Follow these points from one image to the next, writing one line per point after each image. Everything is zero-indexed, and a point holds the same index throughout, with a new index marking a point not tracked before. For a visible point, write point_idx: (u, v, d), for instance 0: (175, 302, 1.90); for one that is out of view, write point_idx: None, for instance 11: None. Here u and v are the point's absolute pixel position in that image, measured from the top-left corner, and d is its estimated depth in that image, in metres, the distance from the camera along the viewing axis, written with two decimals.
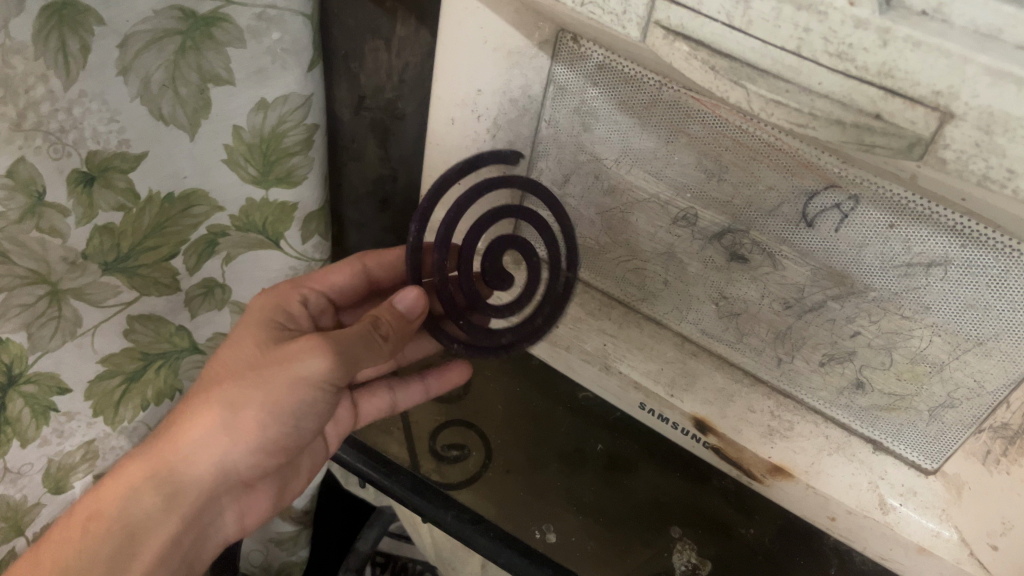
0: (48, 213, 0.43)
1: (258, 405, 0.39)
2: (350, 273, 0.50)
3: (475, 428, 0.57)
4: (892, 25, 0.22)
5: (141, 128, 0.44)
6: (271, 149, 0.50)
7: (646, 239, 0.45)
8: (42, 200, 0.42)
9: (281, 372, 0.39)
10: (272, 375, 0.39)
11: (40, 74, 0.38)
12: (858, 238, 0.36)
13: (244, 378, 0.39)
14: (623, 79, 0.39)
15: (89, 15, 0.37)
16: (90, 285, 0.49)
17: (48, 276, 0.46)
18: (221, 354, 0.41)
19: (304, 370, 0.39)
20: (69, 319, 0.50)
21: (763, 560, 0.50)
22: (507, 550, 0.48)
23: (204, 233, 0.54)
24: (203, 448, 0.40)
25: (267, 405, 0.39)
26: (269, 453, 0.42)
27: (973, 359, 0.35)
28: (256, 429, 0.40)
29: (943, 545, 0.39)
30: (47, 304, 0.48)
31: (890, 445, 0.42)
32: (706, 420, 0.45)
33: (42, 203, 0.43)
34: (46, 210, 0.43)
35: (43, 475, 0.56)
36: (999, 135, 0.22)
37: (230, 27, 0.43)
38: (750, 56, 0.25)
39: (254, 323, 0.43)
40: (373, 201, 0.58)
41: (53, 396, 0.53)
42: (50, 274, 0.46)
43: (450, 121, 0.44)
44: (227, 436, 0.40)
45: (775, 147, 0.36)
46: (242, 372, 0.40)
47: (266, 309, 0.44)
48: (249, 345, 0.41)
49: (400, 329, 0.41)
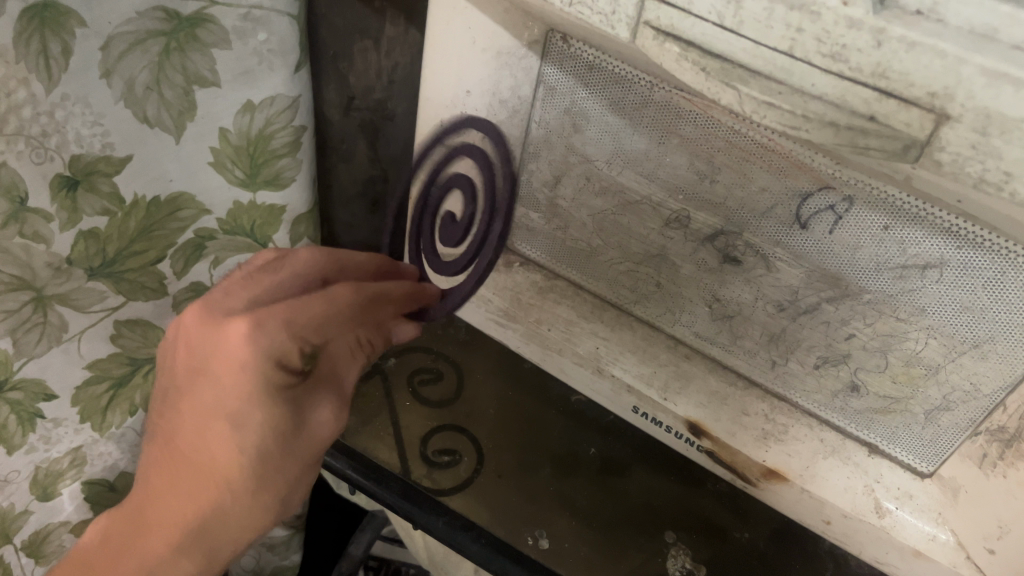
0: (31, 219, 0.42)
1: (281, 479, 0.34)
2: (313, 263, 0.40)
3: (466, 432, 0.56)
4: (887, 26, 0.21)
5: (125, 131, 0.43)
6: (258, 151, 0.49)
7: (638, 241, 0.45)
8: (24, 206, 0.42)
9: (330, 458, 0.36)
10: (303, 445, 0.34)
11: (21, 78, 0.37)
12: (853, 240, 0.35)
13: (290, 475, 0.33)
14: (614, 80, 0.38)
15: (70, 17, 0.36)
16: (75, 291, 0.48)
17: (32, 281, 0.45)
18: (238, 452, 0.32)
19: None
20: (55, 325, 0.49)
21: (758, 564, 0.49)
22: (499, 557, 0.48)
23: (191, 236, 0.53)
24: (248, 544, 0.35)
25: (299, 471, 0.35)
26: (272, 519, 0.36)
27: (969, 362, 0.35)
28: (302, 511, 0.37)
29: (939, 549, 0.39)
30: (32, 311, 0.47)
31: (887, 448, 0.41)
32: (699, 423, 0.46)
33: (25, 208, 0.42)
34: (29, 216, 0.42)
35: (30, 482, 0.55)
36: (995, 137, 0.22)
37: (215, 28, 0.42)
38: (742, 57, 0.25)
39: (243, 384, 0.31)
40: (363, 203, 0.58)
41: (40, 403, 0.52)
42: (35, 280, 0.46)
43: (439, 121, 0.44)
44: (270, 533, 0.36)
45: (767, 148, 0.35)
46: (277, 470, 0.33)
47: (253, 371, 0.31)
48: (274, 441, 0.32)
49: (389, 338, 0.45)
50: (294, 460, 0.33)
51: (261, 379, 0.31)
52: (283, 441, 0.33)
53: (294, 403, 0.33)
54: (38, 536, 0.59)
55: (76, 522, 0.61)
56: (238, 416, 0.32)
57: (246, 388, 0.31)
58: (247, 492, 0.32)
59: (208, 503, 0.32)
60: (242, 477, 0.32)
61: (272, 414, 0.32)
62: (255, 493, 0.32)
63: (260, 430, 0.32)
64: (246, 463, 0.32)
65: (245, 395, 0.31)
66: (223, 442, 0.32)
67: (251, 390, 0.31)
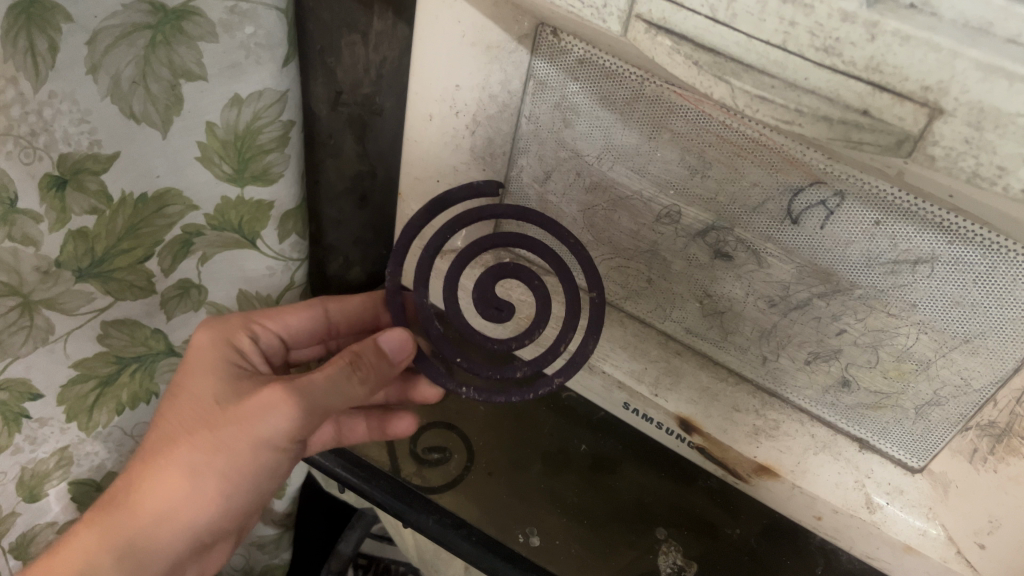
0: (20, 220, 0.42)
1: (210, 443, 0.37)
2: (310, 313, 0.49)
3: (456, 429, 0.55)
4: (880, 19, 0.21)
5: (112, 127, 0.42)
6: (246, 146, 0.48)
7: (629, 237, 0.44)
8: (14, 207, 0.41)
9: (241, 434, 0.37)
10: (231, 422, 0.37)
11: (9, 77, 0.36)
12: (844, 235, 0.35)
13: (198, 430, 0.37)
14: (604, 73, 0.38)
15: (56, 13, 0.36)
16: (63, 294, 0.47)
17: (19, 287, 0.45)
18: (183, 401, 0.38)
19: (263, 421, 0.36)
20: (41, 328, 0.48)
21: (750, 560, 0.49)
22: (490, 554, 0.49)
23: (179, 233, 0.52)
24: (184, 504, 0.38)
25: (228, 445, 0.37)
26: (215, 494, 0.38)
27: (960, 358, 0.35)
28: (221, 495, 0.38)
29: (930, 544, 0.39)
30: (18, 315, 0.46)
31: (877, 444, 0.42)
32: (691, 420, 0.45)
33: (15, 210, 0.41)
34: (19, 217, 0.41)
35: (16, 483, 0.54)
36: (989, 131, 0.22)
37: (202, 20, 0.41)
38: (735, 51, 0.24)
39: (207, 355, 0.41)
40: (351, 198, 0.57)
41: (25, 402, 0.51)
42: (22, 285, 0.45)
43: (428, 117, 0.43)
44: (183, 505, 0.38)
45: (759, 143, 0.35)
46: (214, 420, 0.37)
47: (221, 343, 0.42)
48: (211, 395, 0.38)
49: (378, 369, 0.40)
50: (206, 419, 0.37)
51: (213, 352, 0.41)
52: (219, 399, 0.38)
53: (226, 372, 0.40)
54: (25, 537, 0.58)
55: (64, 523, 0.60)
56: (189, 377, 0.40)
57: (202, 357, 0.41)
58: (173, 438, 0.38)
59: (148, 451, 0.38)
60: (173, 441, 0.37)
61: (214, 375, 0.39)
62: (183, 440, 0.37)
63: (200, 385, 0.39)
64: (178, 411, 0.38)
65: (196, 362, 0.41)
66: (176, 397, 0.39)
67: (205, 357, 0.41)
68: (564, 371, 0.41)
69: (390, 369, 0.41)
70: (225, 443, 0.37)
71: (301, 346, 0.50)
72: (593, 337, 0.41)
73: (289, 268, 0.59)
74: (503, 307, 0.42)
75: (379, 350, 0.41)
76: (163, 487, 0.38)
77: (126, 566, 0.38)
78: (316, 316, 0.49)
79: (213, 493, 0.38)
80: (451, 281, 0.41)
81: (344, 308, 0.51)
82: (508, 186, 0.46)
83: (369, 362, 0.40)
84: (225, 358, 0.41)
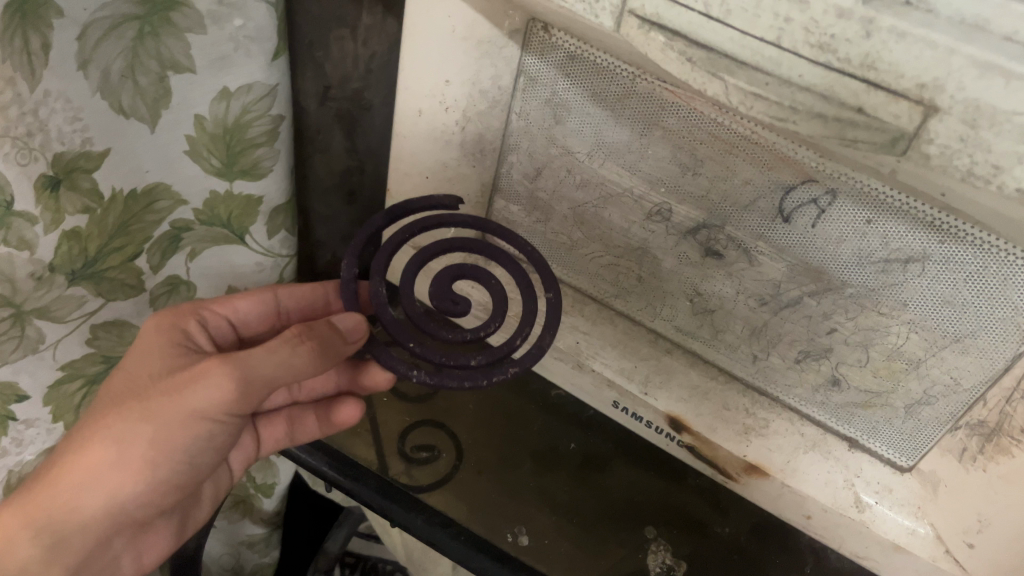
0: (16, 222, 0.41)
1: (141, 415, 0.35)
2: (258, 300, 0.47)
3: (444, 428, 0.55)
4: (877, 15, 0.21)
5: (103, 124, 0.41)
6: (234, 140, 0.47)
7: (619, 234, 0.44)
8: (10, 210, 0.40)
9: (172, 405, 0.35)
10: (167, 395, 0.35)
11: (8, 78, 0.35)
12: (836, 234, 0.35)
13: (135, 411, 0.35)
14: (595, 70, 0.37)
15: (48, 7, 0.35)
16: (55, 302, 0.46)
17: (13, 297, 0.43)
18: (123, 374, 0.37)
19: (207, 402, 0.35)
20: (32, 337, 0.47)
21: (739, 560, 0.49)
22: (479, 553, 0.46)
23: (168, 229, 0.51)
24: (112, 481, 0.36)
25: (160, 419, 0.35)
26: (146, 470, 0.36)
27: (951, 356, 0.35)
28: (146, 466, 0.36)
29: (918, 543, 0.39)
30: (10, 325, 0.45)
31: (865, 442, 0.42)
32: (680, 418, 0.44)
33: (10, 212, 0.40)
34: (15, 219, 0.40)
35: (4, 487, 0.53)
36: (985, 130, 0.21)
37: (189, 11, 0.40)
38: (729, 47, 0.24)
39: (153, 333, 0.39)
40: (339, 194, 0.56)
41: (12, 405, 0.50)
42: (16, 294, 0.43)
43: (417, 113, 0.42)
44: (113, 474, 0.36)
45: (751, 140, 0.35)
46: (149, 390, 0.35)
47: (167, 323, 0.40)
48: (152, 369, 0.37)
49: (334, 348, 0.36)
50: (143, 398, 0.35)
51: (157, 329, 0.40)
52: (160, 373, 0.36)
53: (170, 350, 0.38)
54: None
55: None
56: (133, 353, 0.38)
57: (148, 334, 0.39)
58: (106, 404, 0.36)
59: (81, 421, 0.37)
60: (106, 407, 0.36)
61: (157, 351, 0.38)
62: (115, 405, 0.36)
63: (143, 360, 0.37)
64: (116, 389, 0.36)
65: (142, 338, 0.39)
66: (118, 372, 0.38)
67: (152, 332, 0.39)
68: (520, 361, 0.37)
69: (342, 347, 0.37)
70: (160, 416, 0.35)
71: (254, 339, 0.48)
72: (550, 333, 0.38)
73: (279, 263, 0.59)
74: (460, 300, 0.40)
75: (329, 333, 0.36)
76: (88, 459, 0.35)
77: (50, 534, 0.36)
78: (265, 302, 0.47)
79: (144, 461, 0.36)
80: (410, 279, 0.39)
81: (295, 296, 0.49)
82: (498, 182, 0.46)
83: (320, 336, 0.36)
84: (173, 336, 0.40)
